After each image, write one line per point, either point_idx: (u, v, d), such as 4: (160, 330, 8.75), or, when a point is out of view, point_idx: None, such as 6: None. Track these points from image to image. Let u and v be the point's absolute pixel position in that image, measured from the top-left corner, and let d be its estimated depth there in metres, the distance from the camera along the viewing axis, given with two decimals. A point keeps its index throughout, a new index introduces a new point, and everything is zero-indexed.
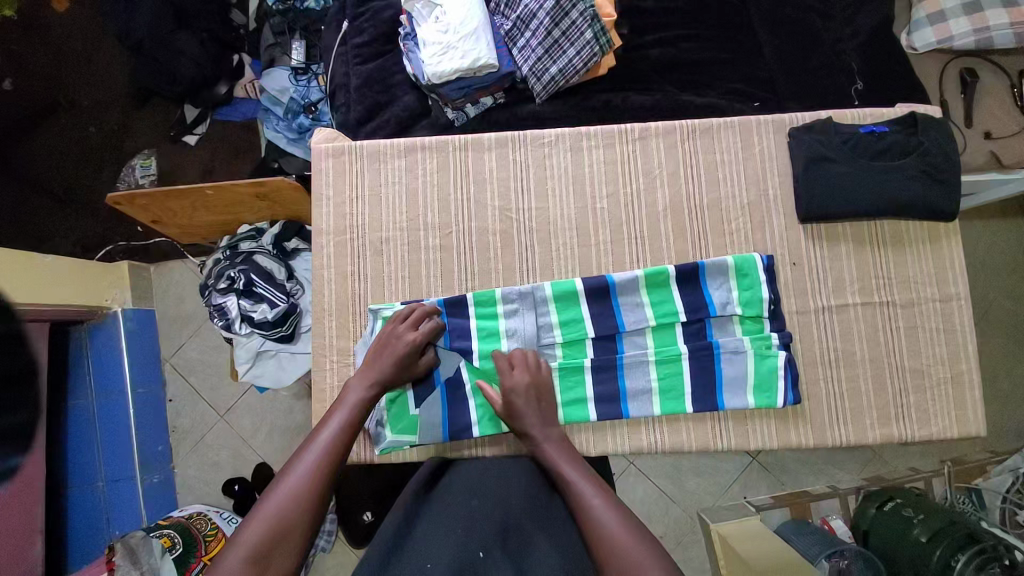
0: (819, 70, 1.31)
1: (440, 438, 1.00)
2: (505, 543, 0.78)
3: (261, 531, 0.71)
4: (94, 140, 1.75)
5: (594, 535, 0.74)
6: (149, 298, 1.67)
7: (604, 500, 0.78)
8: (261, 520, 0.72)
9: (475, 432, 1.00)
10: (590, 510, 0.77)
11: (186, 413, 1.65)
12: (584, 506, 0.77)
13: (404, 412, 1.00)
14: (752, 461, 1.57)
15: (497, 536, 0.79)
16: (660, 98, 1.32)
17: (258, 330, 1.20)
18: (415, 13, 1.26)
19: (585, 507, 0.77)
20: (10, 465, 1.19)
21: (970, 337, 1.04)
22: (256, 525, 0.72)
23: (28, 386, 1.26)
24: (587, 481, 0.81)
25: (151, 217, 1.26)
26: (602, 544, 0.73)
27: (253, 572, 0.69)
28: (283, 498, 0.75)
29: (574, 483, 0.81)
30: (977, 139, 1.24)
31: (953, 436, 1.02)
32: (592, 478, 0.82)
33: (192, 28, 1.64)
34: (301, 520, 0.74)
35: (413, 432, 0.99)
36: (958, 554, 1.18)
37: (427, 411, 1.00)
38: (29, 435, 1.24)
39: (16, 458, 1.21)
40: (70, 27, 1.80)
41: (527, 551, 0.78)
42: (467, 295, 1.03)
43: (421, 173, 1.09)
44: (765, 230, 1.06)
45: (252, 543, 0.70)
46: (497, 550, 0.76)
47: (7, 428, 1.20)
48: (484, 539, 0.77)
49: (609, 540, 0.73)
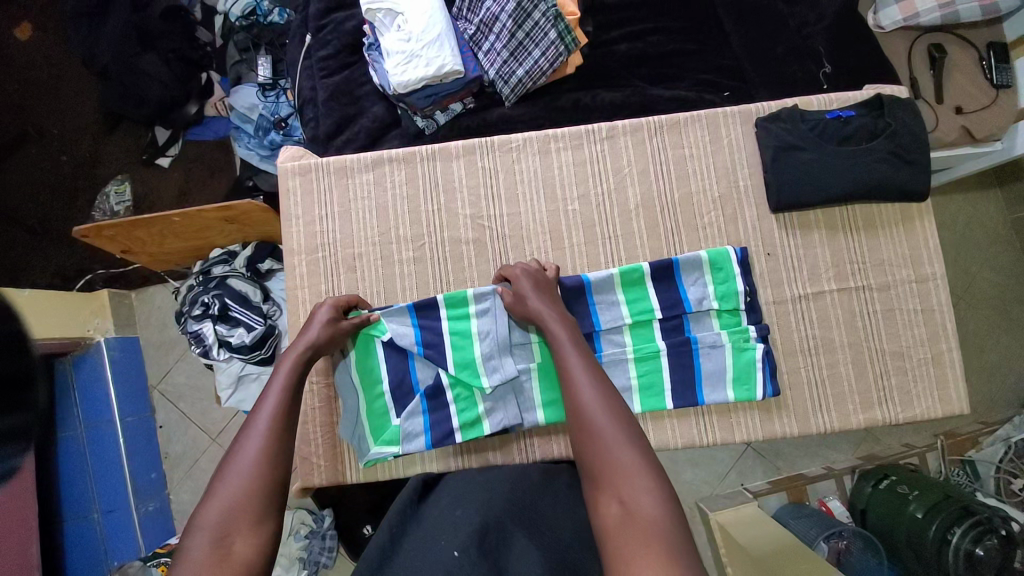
0: (785, 57, 1.31)
1: (424, 447, 0.98)
2: (482, 542, 0.74)
3: (221, 510, 0.68)
4: (65, 170, 1.73)
5: (592, 456, 0.70)
6: (132, 326, 1.65)
7: (607, 417, 0.73)
8: (220, 499, 0.69)
9: (457, 438, 0.98)
10: (594, 431, 0.72)
11: (178, 439, 1.64)
12: (589, 424, 0.73)
13: (385, 424, 0.98)
14: (747, 448, 1.57)
15: (476, 536, 0.75)
16: (629, 93, 1.31)
17: (237, 355, 1.19)
18: (377, 23, 1.24)
19: (588, 427, 0.72)
20: (10, 466, 1.19)
21: (948, 316, 1.04)
22: (215, 507, 0.68)
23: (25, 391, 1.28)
24: (600, 399, 0.75)
25: (120, 247, 1.23)
26: (600, 467, 0.69)
27: (216, 555, 0.64)
28: (237, 476, 0.71)
29: (587, 401, 0.75)
30: (949, 115, 1.24)
31: (938, 415, 1.02)
32: (608, 396, 0.75)
33: (158, 49, 1.61)
34: (262, 493, 0.70)
35: (397, 443, 0.97)
36: (955, 527, 1.17)
37: (408, 421, 0.98)
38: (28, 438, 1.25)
39: (15, 460, 1.21)
40: (35, 54, 1.77)
41: (505, 548, 0.76)
42: (439, 298, 1.02)
43: (390, 187, 1.08)
44: (738, 223, 1.05)
45: (208, 528, 0.66)
46: (473, 549, 0.73)
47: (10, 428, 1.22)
48: (461, 539, 0.74)
49: (605, 461, 0.69)
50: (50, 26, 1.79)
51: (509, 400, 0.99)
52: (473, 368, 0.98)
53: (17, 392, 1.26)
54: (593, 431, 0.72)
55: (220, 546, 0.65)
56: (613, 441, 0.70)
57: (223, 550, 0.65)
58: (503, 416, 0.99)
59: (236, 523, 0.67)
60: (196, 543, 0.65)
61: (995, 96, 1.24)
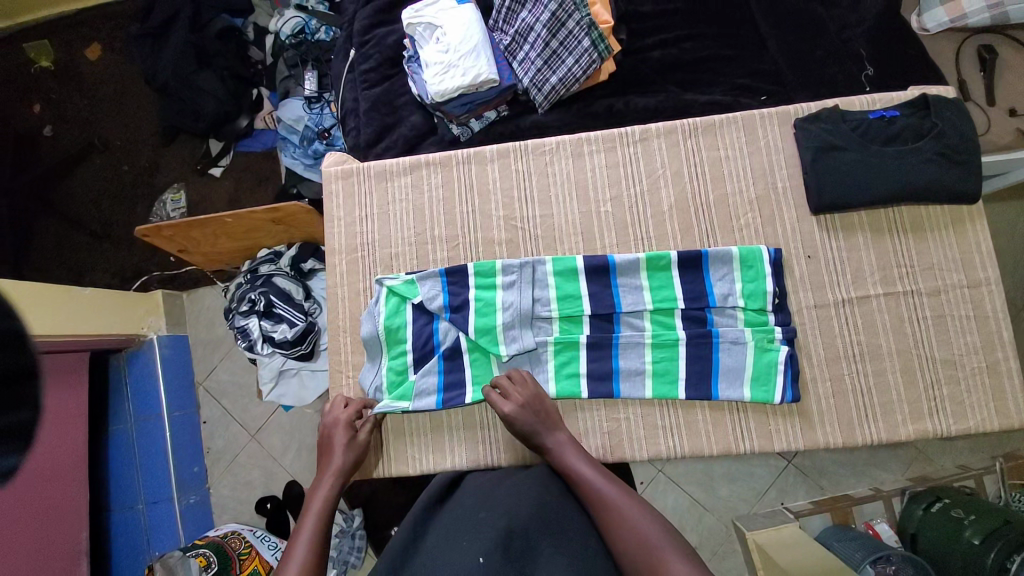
0: (825, 60, 1.30)
1: (434, 405, 1.01)
2: (507, 549, 0.74)
3: None
4: (126, 179, 1.87)
5: (623, 540, 0.80)
6: (182, 324, 1.75)
7: (638, 512, 0.82)
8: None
9: (468, 400, 1.01)
10: (615, 514, 0.82)
11: (220, 433, 1.71)
12: (616, 511, 0.83)
13: (403, 379, 1.03)
14: (788, 464, 1.52)
15: (500, 541, 0.74)
16: (663, 99, 1.32)
17: (279, 350, 1.25)
18: (417, 36, 1.30)
19: (623, 520, 0.81)
20: (9, 464, 1.17)
21: (1005, 324, 0.98)
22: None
23: (26, 386, 1.23)
24: (614, 489, 0.86)
25: (177, 247, 1.32)
26: (632, 549, 0.78)
27: None
28: None
29: (603, 492, 0.85)
30: (1001, 117, 1.20)
31: (996, 429, 0.96)
32: (619, 486, 0.87)
33: (213, 67, 1.73)
34: None
35: (408, 399, 1.01)
36: (1014, 555, 1.08)
37: (423, 378, 1.02)
38: (31, 436, 1.22)
39: (14, 458, 1.19)
40: (103, 73, 1.93)
41: (532, 554, 0.75)
42: (468, 265, 1.04)
43: (427, 189, 1.11)
44: (776, 225, 1.04)
45: None
46: (497, 556, 0.72)
47: (10, 426, 1.19)
48: (484, 544, 0.74)
49: (633, 539, 0.79)
50: (117, 47, 1.95)
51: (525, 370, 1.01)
52: (493, 335, 1.00)
53: (12, 388, 1.21)
54: (616, 517, 0.82)
55: None
56: (636, 520, 0.81)
57: None
58: None
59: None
60: None
61: None
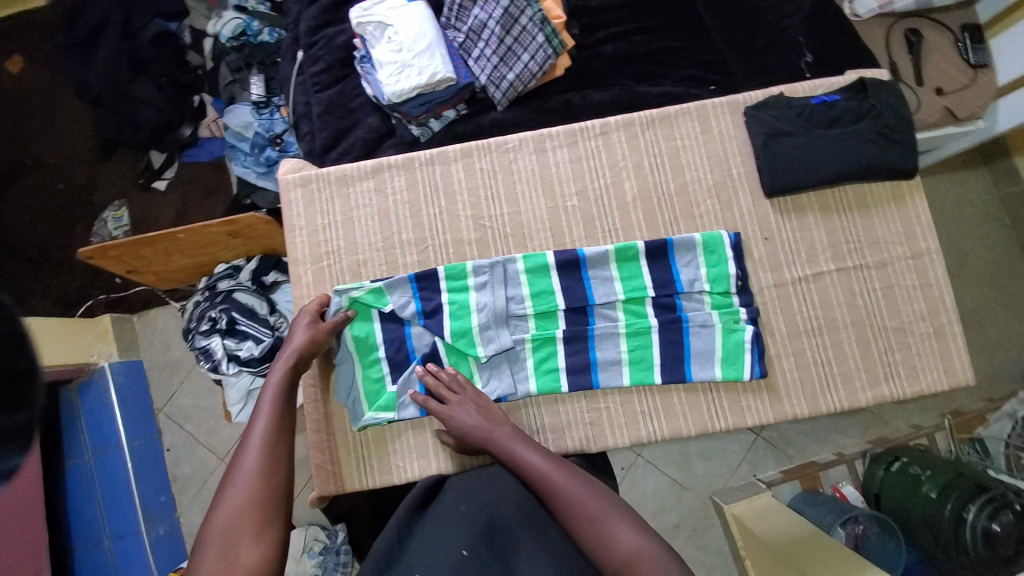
0: (767, 48, 1.35)
1: (417, 414, 1.01)
2: (491, 543, 0.76)
3: (228, 519, 0.73)
4: (63, 198, 1.74)
5: (575, 520, 0.79)
6: (136, 350, 1.64)
7: (585, 492, 0.81)
8: (231, 507, 0.74)
9: None
10: (568, 498, 0.81)
11: (186, 460, 1.61)
12: (563, 494, 0.81)
13: (382, 390, 1.01)
14: (757, 438, 1.57)
15: (483, 534, 0.76)
16: (618, 92, 1.34)
17: (247, 368, 1.21)
18: (368, 36, 1.27)
19: (571, 502, 0.80)
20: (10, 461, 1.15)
21: (945, 289, 1.06)
22: (225, 512, 0.74)
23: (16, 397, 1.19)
24: (559, 471, 0.84)
25: (125, 267, 1.24)
26: (584, 526, 0.78)
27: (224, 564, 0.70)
28: (241, 488, 0.76)
29: (551, 478, 0.83)
30: (931, 96, 1.28)
31: (945, 388, 1.03)
32: (565, 467, 0.85)
33: (149, 76, 1.64)
34: (265, 498, 0.76)
35: (392, 409, 1.00)
36: (969, 505, 1.18)
37: (404, 387, 1.01)
38: None
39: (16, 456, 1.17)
40: (28, 87, 1.79)
41: (512, 549, 0.77)
42: (439, 269, 1.03)
43: (390, 193, 1.09)
44: (734, 210, 1.07)
45: (214, 544, 0.71)
46: (482, 549, 0.74)
47: None
48: (469, 538, 0.75)
49: (587, 519, 0.78)
50: (41, 58, 1.81)
51: (504, 369, 1.01)
52: (469, 337, 0.99)
53: None
54: (564, 500, 0.81)
55: (226, 555, 0.70)
56: (588, 499, 0.80)
57: (231, 557, 0.70)
58: (496, 385, 1.00)
59: (241, 534, 0.72)
60: (206, 559, 0.70)
61: (973, 75, 1.29)
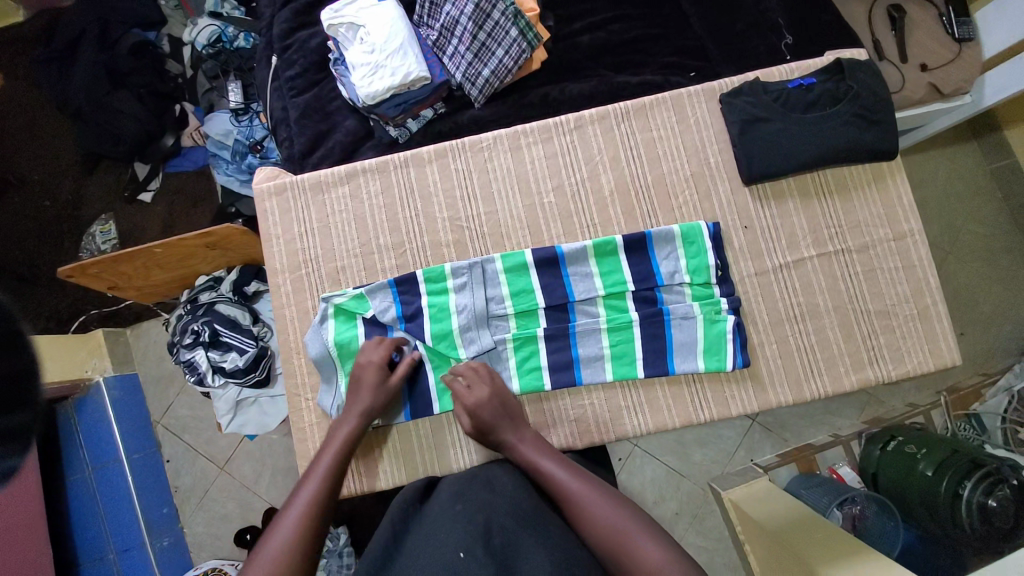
0: (745, 32, 1.33)
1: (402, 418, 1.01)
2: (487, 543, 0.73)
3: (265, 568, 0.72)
4: (49, 214, 1.73)
5: (594, 532, 0.79)
6: (130, 363, 1.64)
7: (608, 506, 0.81)
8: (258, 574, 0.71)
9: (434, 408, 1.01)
10: (586, 508, 0.81)
11: (187, 471, 1.62)
12: (585, 508, 0.81)
13: None
14: (752, 423, 1.57)
15: (480, 535, 0.73)
16: (596, 83, 1.32)
17: (232, 380, 1.21)
18: (340, 38, 1.26)
19: (590, 514, 0.80)
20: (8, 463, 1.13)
21: (929, 269, 1.04)
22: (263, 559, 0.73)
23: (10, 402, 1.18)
24: (581, 483, 0.84)
25: (107, 283, 1.24)
26: (604, 538, 0.78)
27: None
28: (283, 538, 0.75)
29: (568, 487, 0.84)
30: (915, 73, 1.26)
31: (932, 369, 1.02)
32: (586, 480, 0.85)
33: (129, 86, 1.62)
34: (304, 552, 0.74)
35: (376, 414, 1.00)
36: (964, 481, 1.17)
37: None
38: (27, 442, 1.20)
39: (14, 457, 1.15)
40: (9, 104, 1.78)
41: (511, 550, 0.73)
42: (417, 272, 1.02)
43: (366, 198, 1.09)
44: (712, 199, 1.06)
45: None
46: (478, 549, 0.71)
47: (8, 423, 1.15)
48: (464, 539, 0.73)
49: (608, 532, 0.78)
50: (20, 74, 1.80)
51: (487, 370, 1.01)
52: (450, 339, 1.00)
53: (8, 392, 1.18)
54: (583, 511, 0.81)
55: None
56: (609, 513, 0.80)
57: None
58: None
59: None
60: None
61: (958, 49, 1.26)
